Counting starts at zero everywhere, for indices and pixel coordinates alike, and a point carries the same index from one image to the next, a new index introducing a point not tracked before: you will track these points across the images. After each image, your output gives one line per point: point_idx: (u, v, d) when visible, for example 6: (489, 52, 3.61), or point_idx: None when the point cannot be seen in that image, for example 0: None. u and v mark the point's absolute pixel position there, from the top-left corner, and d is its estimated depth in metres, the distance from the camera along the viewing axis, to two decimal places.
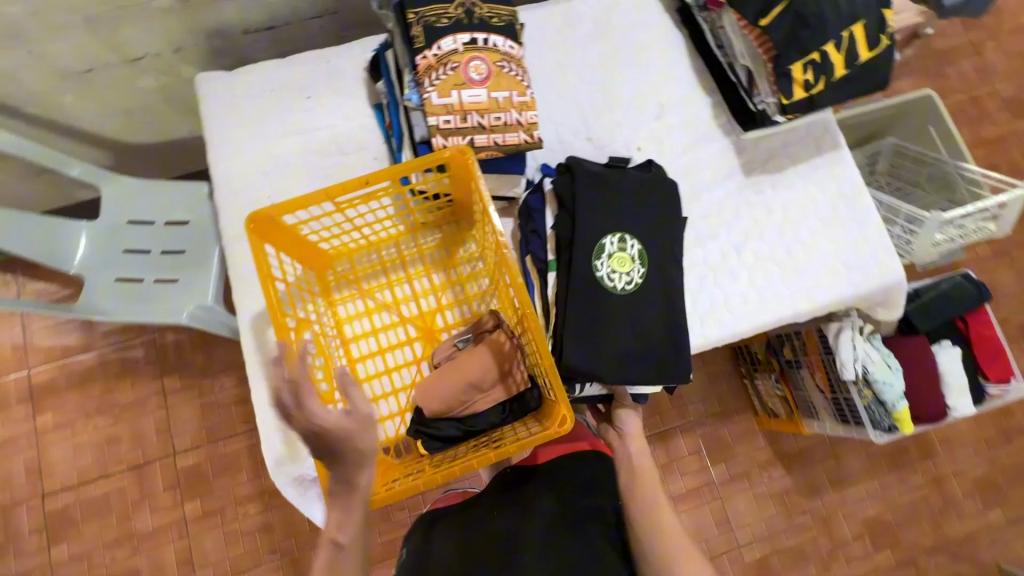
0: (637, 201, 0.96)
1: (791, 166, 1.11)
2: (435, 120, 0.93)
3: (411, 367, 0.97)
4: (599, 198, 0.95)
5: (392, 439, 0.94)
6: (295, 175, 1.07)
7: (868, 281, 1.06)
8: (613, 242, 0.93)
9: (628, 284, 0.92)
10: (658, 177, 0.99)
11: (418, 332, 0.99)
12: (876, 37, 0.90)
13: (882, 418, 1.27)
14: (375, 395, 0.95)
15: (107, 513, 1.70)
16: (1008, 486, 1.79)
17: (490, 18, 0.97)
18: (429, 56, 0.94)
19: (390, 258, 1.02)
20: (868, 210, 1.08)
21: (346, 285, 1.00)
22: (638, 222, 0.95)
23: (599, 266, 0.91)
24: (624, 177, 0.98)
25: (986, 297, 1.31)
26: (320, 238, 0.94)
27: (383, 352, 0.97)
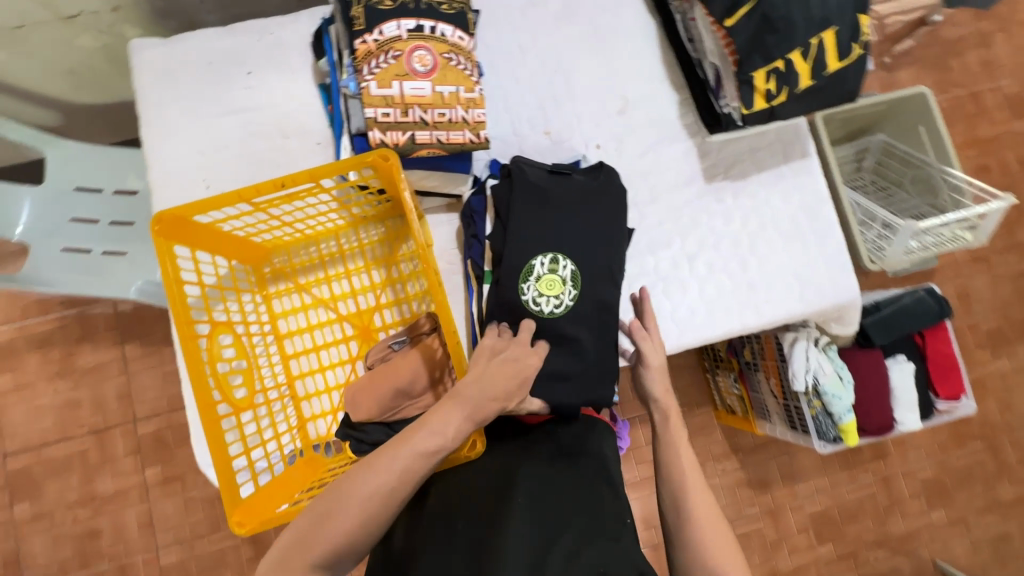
0: (574, 211, 0.93)
1: (756, 174, 1.06)
2: (373, 112, 0.87)
3: (345, 366, 0.96)
4: (539, 213, 0.92)
5: (323, 437, 0.94)
6: (233, 157, 1.02)
7: (822, 299, 1.03)
8: (543, 263, 0.90)
9: (555, 308, 0.89)
10: (606, 185, 0.96)
11: (354, 331, 0.97)
12: (848, 45, 0.84)
13: (828, 429, 1.27)
14: (307, 393, 0.95)
15: (69, 475, 1.72)
16: (955, 488, 1.84)
17: (440, 4, 0.90)
18: (369, 41, 0.87)
19: (329, 252, 0.98)
20: (831, 226, 1.04)
21: (282, 279, 0.97)
22: (575, 238, 0.92)
23: (524, 290, 0.89)
24: (566, 186, 0.95)
25: (947, 314, 1.30)
26: (249, 232, 0.90)
27: (316, 350, 0.95)
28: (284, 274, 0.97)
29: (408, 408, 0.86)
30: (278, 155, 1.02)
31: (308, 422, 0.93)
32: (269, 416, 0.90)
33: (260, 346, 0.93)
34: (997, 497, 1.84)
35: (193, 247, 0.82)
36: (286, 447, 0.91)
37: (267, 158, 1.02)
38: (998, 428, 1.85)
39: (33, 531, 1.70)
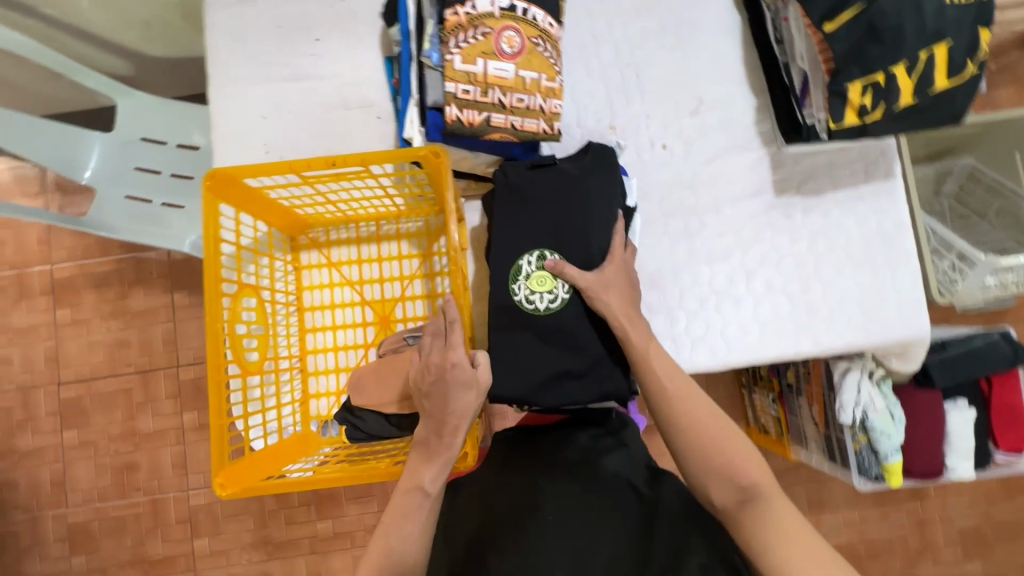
0: (553, 203, 0.87)
1: (831, 192, 0.99)
2: (453, 87, 0.85)
3: (359, 351, 0.97)
4: (527, 211, 0.88)
5: (323, 416, 0.95)
6: (293, 123, 1.02)
7: (886, 334, 0.96)
8: (530, 262, 0.86)
9: (551, 302, 0.85)
10: (594, 167, 0.89)
11: (374, 318, 0.97)
12: (962, 62, 0.76)
13: (870, 466, 1.21)
14: (316, 369, 0.97)
15: (114, 410, 1.82)
16: (996, 542, 1.73)
17: None
18: (460, 14, 0.85)
19: (365, 235, 0.99)
20: (907, 256, 0.97)
21: (316, 253, 0.99)
22: (564, 231, 0.87)
23: (515, 290, 0.86)
24: (552, 177, 0.89)
25: (1021, 362, 1.20)
26: (292, 203, 0.92)
27: (335, 329, 0.97)
28: (318, 250, 0.99)
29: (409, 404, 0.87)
30: (335, 126, 1.02)
31: (312, 398, 0.95)
32: (278, 385, 0.91)
33: (282, 316, 0.95)
34: None
35: (240, 210, 0.83)
36: (287, 419, 0.93)
37: (324, 128, 1.02)
38: None
39: (79, 457, 1.81)
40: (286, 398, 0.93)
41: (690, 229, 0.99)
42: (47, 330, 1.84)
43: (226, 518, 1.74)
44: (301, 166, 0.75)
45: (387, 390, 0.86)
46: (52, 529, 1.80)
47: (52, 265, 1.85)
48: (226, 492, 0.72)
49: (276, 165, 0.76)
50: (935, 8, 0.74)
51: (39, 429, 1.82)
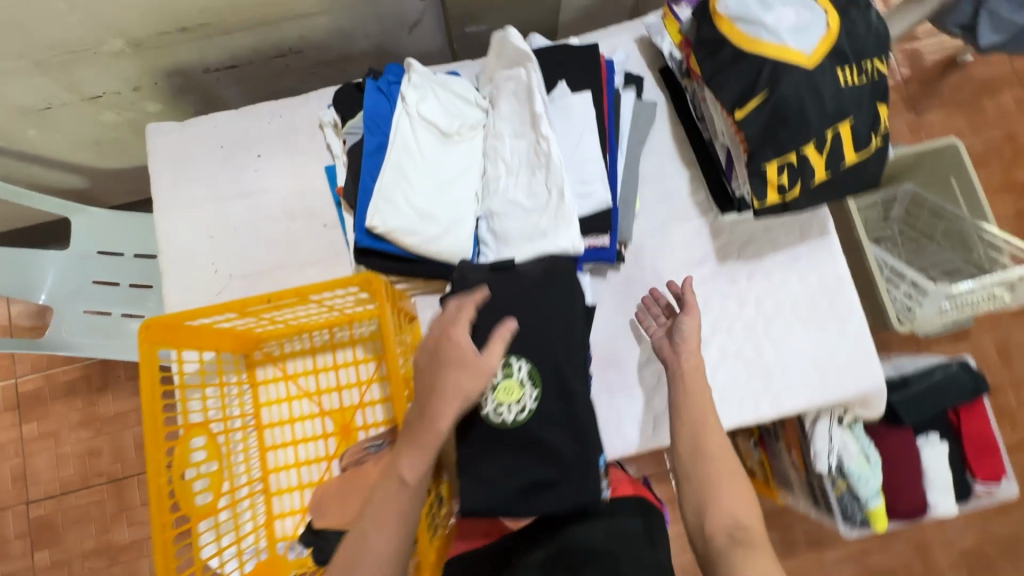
0: (514, 312, 0.81)
1: (770, 254, 1.02)
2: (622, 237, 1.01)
3: (321, 464, 0.96)
4: (482, 321, 0.81)
5: (290, 536, 0.93)
6: (240, 239, 1.03)
7: (841, 389, 0.98)
8: (495, 371, 0.79)
9: (519, 414, 0.77)
10: (555, 270, 0.84)
11: (334, 428, 0.96)
12: (866, 137, 0.79)
13: (854, 512, 1.20)
14: (279, 488, 0.95)
15: (87, 523, 1.75)
16: (999, 560, 1.71)
17: None
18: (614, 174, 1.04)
19: (319, 344, 0.99)
20: (852, 310, 0.99)
21: (271, 368, 0.99)
22: (526, 336, 0.80)
23: (482, 403, 0.78)
24: (509, 283, 0.83)
25: (982, 390, 1.22)
26: (239, 327, 0.92)
27: (294, 445, 0.95)
28: (273, 364, 0.99)
29: None
30: (284, 236, 1.03)
31: (276, 519, 0.93)
32: (238, 512, 0.90)
33: (240, 439, 0.95)
34: None
35: (180, 348, 0.84)
36: (252, 547, 0.91)
37: (273, 240, 1.03)
38: None
39: None
40: (249, 524, 0.92)
41: (643, 303, 1.01)
42: (13, 447, 1.79)
43: None
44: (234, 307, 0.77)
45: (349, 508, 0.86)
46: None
47: (17, 379, 1.81)
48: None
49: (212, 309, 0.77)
50: (833, 91, 0.78)
51: (9, 552, 1.74)
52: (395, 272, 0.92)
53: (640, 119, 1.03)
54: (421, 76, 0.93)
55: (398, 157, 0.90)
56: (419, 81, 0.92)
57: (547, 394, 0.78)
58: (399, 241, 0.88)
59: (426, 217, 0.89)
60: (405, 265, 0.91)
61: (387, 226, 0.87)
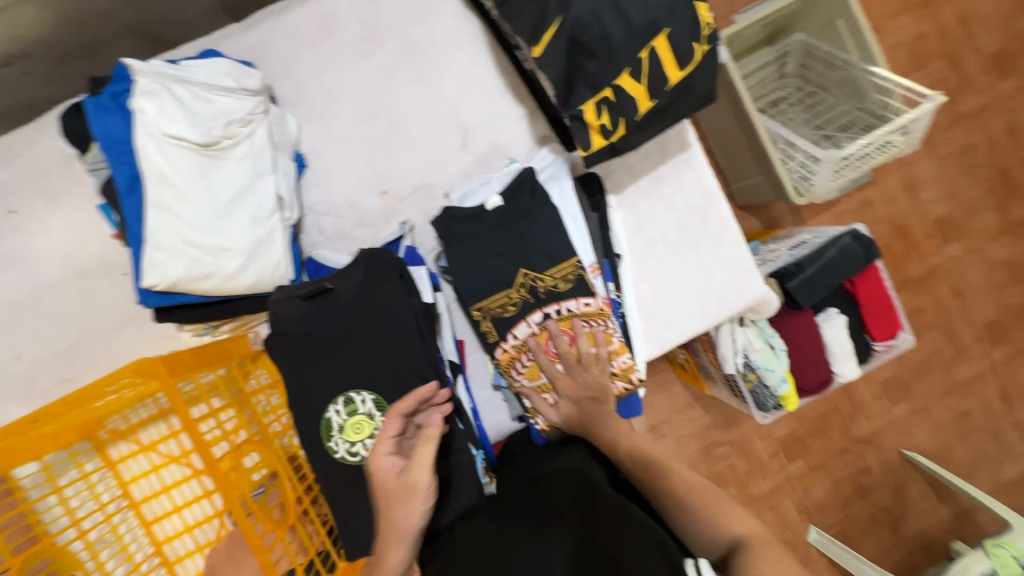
0: (341, 342, 0.71)
1: (632, 183, 0.92)
2: (574, 304, 0.79)
3: (213, 521, 0.91)
4: (312, 361, 0.71)
5: None
6: (32, 315, 0.87)
7: (723, 310, 0.94)
8: (338, 412, 0.70)
9: (375, 448, 0.70)
10: (370, 277, 0.73)
11: (215, 483, 0.91)
12: (688, 48, 0.66)
13: (767, 399, 1.24)
14: (179, 554, 0.91)
15: None
16: (914, 381, 1.88)
17: (557, 284, 0.79)
18: (507, 347, 0.81)
19: (166, 406, 0.90)
20: (725, 224, 0.93)
21: (123, 441, 0.90)
22: (364, 364, 0.71)
23: (333, 448, 0.70)
24: (331, 311, 0.72)
25: (875, 256, 1.21)
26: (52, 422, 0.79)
27: (179, 512, 0.90)
28: (125, 440, 0.89)
29: None
30: (84, 301, 0.88)
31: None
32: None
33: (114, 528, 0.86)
34: (955, 379, 1.89)
35: None
36: None
37: (73, 309, 0.88)
38: (949, 312, 1.87)
39: None
40: None
41: None
42: None
43: None
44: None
45: (247, 566, 0.83)
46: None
47: None
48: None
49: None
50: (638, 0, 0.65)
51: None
52: (212, 318, 0.80)
53: (529, 213, 0.80)
54: (149, 77, 0.73)
55: (156, 191, 0.73)
56: (151, 87, 0.74)
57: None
58: (191, 290, 0.74)
59: (217, 251, 0.75)
60: (220, 307, 0.80)
61: (168, 279, 0.73)
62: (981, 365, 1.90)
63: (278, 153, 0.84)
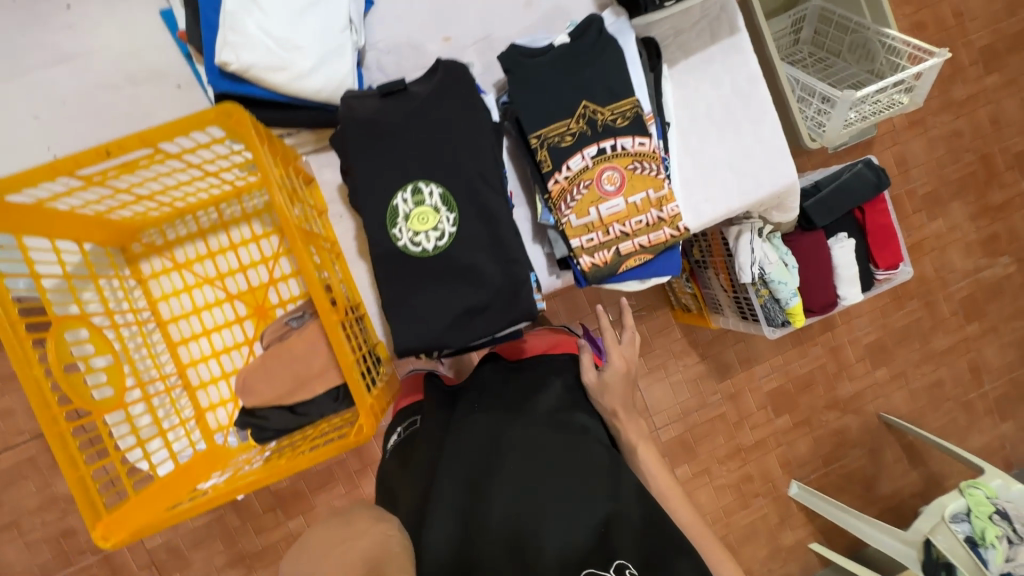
0: (414, 137, 0.72)
1: (683, 60, 0.97)
2: (629, 142, 0.82)
3: (242, 348, 0.89)
4: (382, 152, 0.72)
5: (225, 426, 0.88)
6: (77, 115, 0.85)
7: (759, 190, 0.98)
8: (405, 200, 0.71)
9: (439, 241, 0.72)
10: (444, 80, 0.73)
11: (248, 310, 0.89)
12: None
13: (776, 315, 1.30)
14: (201, 381, 0.88)
15: (22, 487, 1.48)
16: (896, 346, 1.98)
17: (615, 120, 0.82)
18: (560, 179, 0.82)
19: (207, 225, 0.88)
20: (765, 108, 0.97)
21: (157, 256, 0.88)
22: (436, 158, 0.72)
23: (397, 235, 0.71)
24: (404, 106, 0.73)
25: (885, 185, 1.28)
26: (97, 208, 0.77)
27: (208, 334, 0.87)
28: (159, 255, 0.87)
29: (311, 389, 0.82)
30: (132, 109, 0.87)
31: (206, 412, 0.87)
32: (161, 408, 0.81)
33: (140, 337, 0.83)
34: (933, 348, 2.01)
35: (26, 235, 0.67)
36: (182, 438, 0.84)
37: (119, 115, 0.86)
38: (931, 284, 1.98)
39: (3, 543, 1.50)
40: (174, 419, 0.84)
41: None
42: None
43: (191, 550, 1.56)
44: (66, 167, 0.60)
45: (279, 383, 0.82)
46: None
47: None
48: (111, 544, 0.61)
49: (36, 172, 0.60)
50: None
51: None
52: (272, 124, 0.80)
53: (598, 56, 0.83)
54: None
55: None
56: None
57: (466, 218, 0.72)
58: (261, 81, 0.75)
59: (289, 48, 0.76)
60: (283, 113, 0.79)
61: (242, 63, 0.73)
62: (956, 337, 2.02)
63: None
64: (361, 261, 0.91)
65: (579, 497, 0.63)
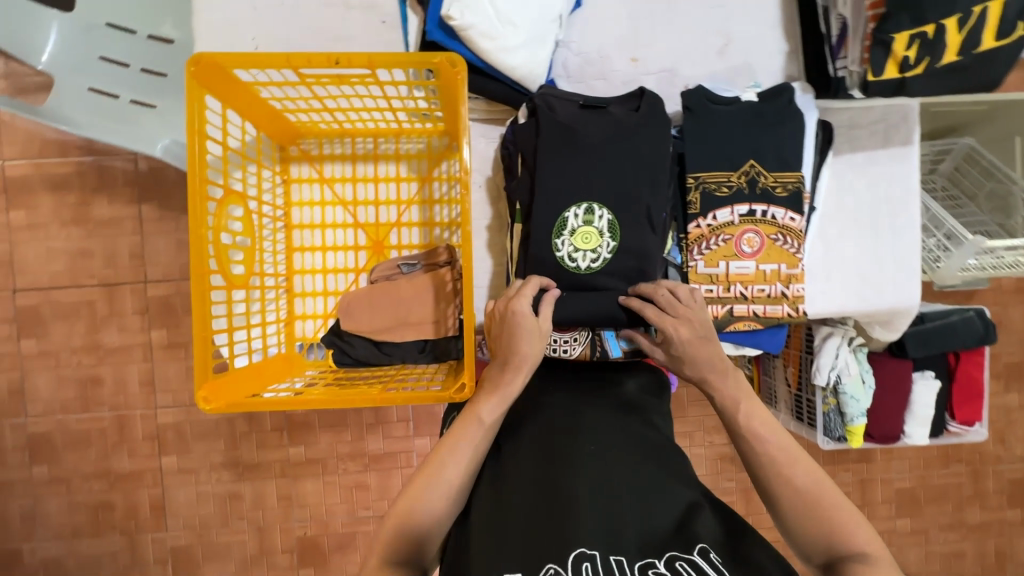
0: (604, 157, 0.80)
1: (848, 153, 0.97)
2: (780, 214, 0.83)
3: (349, 274, 0.92)
4: (569, 160, 0.79)
5: (309, 338, 0.91)
6: (287, 16, 0.91)
7: (880, 302, 0.96)
8: (576, 215, 0.79)
9: (592, 262, 0.80)
10: (647, 114, 0.81)
11: (367, 242, 0.93)
12: (1012, 22, 0.72)
13: (835, 427, 1.26)
14: (303, 290, 0.92)
15: (75, 321, 1.56)
16: (926, 502, 1.89)
17: (774, 188, 0.83)
18: (701, 225, 0.84)
19: (361, 152, 0.92)
20: (911, 224, 0.97)
21: (307, 164, 0.92)
22: (614, 186, 0.79)
23: (559, 246, 0.79)
24: (602, 124, 0.82)
25: (990, 340, 1.24)
26: (283, 105, 0.82)
27: (325, 250, 0.91)
28: (309, 163, 0.92)
29: (403, 333, 0.85)
30: (335, 28, 0.92)
31: (297, 319, 0.90)
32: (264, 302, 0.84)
33: (270, 231, 0.88)
34: (964, 518, 1.91)
35: (226, 105, 0.72)
36: (271, 336, 0.87)
37: (322, 29, 0.92)
38: (985, 455, 1.89)
39: (39, 366, 1.58)
40: (270, 317, 0.87)
41: None
42: None
43: (196, 438, 1.60)
44: (298, 62, 0.64)
45: (379, 316, 0.85)
46: (17, 478, 1.61)
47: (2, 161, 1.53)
48: (210, 407, 0.63)
49: (271, 57, 0.65)
50: None
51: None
52: None
53: (782, 126, 0.84)
54: None
55: None
56: None
57: (622, 249, 0.80)
58: (471, 43, 0.79)
59: (505, 22, 0.80)
60: (473, 78, 0.84)
61: (463, 20, 0.77)
62: (992, 516, 1.92)
63: None
64: (485, 234, 0.94)
65: (663, 489, 0.65)
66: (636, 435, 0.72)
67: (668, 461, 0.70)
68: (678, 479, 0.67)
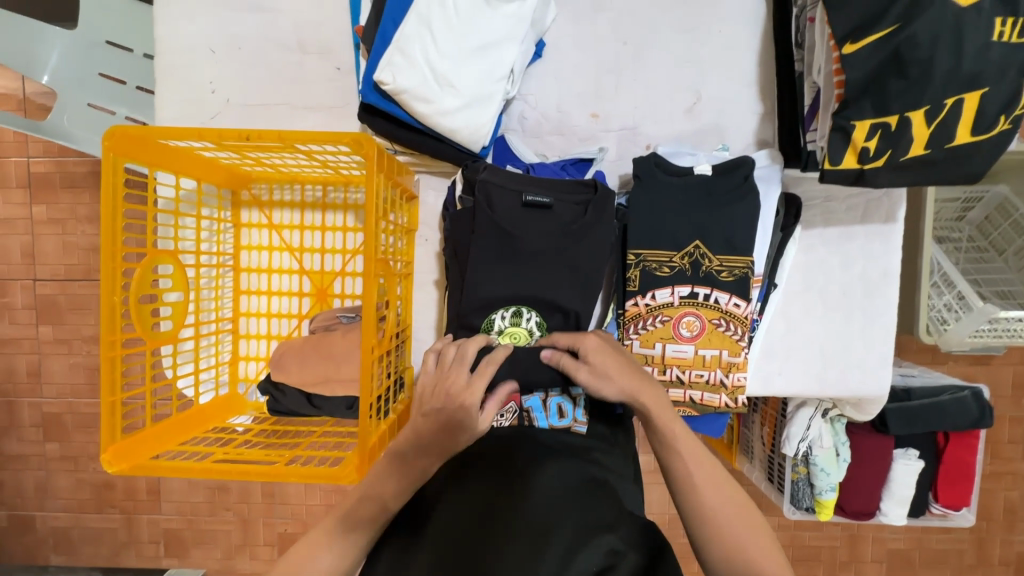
0: (541, 259, 0.78)
1: (820, 227, 0.90)
2: (724, 299, 0.79)
3: (292, 320, 0.94)
4: (505, 264, 0.78)
5: (251, 380, 0.93)
6: (245, 61, 0.91)
7: (841, 389, 0.90)
8: (504, 318, 0.79)
9: None
10: (592, 219, 0.78)
11: (311, 289, 0.93)
12: (989, 117, 0.64)
13: (803, 497, 1.18)
14: (248, 333, 0.94)
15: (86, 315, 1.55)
16: None
17: (720, 271, 0.78)
18: (639, 303, 0.80)
19: (310, 199, 0.93)
20: (884, 310, 0.89)
21: (257, 210, 0.93)
22: (546, 273, 0.79)
23: None
24: (541, 224, 0.79)
25: (985, 424, 1.15)
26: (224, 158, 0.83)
27: (269, 296, 0.93)
28: (259, 209, 0.93)
29: (335, 388, 0.86)
30: (292, 73, 0.92)
31: (240, 361, 0.93)
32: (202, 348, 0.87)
33: (215, 276, 0.90)
34: None
35: (155, 168, 0.73)
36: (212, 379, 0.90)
37: (278, 73, 0.91)
38: None
39: (53, 353, 1.56)
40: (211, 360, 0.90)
41: None
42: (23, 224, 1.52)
43: None
44: (210, 137, 0.65)
45: (309, 369, 0.86)
46: (32, 452, 1.61)
47: (28, 157, 1.51)
48: (113, 468, 0.67)
49: (184, 130, 0.65)
50: (977, 48, 0.61)
51: (15, 372, 1.57)
52: (402, 143, 0.83)
53: (734, 212, 0.79)
54: None
55: (427, 6, 0.77)
56: None
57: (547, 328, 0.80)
58: (408, 106, 0.78)
59: (444, 84, 0.77)
60: (413, 137, 0.82)
61: (397, 85, 0.76)
62: None
63: (531, 31, 0.84)
64: (430, 289, 0.93)
65: (583, 537, 0.57)
66: (564, 471, 0.63)
67: (597, 503, 0.61)
68: (602, 526, 0.59)
